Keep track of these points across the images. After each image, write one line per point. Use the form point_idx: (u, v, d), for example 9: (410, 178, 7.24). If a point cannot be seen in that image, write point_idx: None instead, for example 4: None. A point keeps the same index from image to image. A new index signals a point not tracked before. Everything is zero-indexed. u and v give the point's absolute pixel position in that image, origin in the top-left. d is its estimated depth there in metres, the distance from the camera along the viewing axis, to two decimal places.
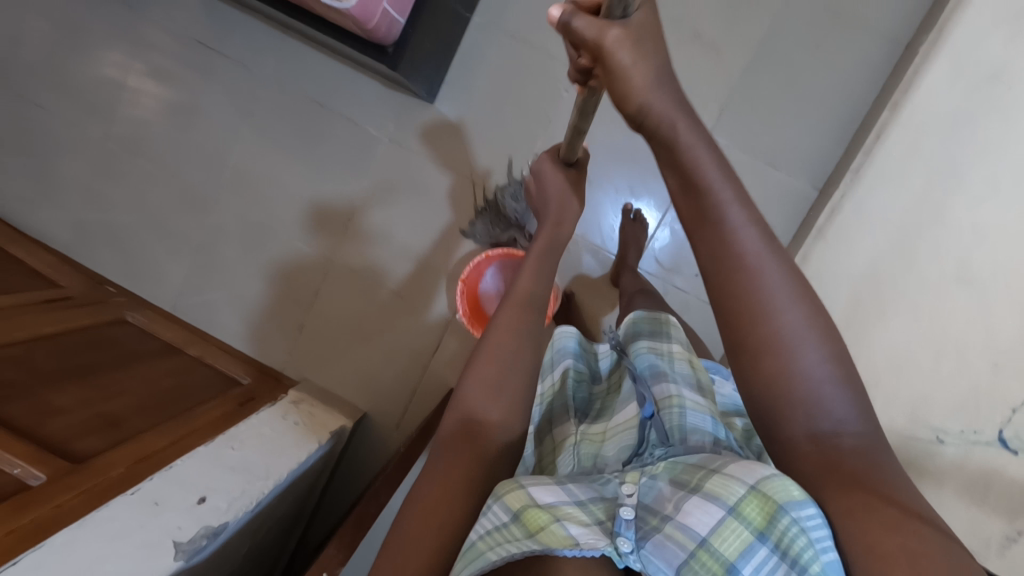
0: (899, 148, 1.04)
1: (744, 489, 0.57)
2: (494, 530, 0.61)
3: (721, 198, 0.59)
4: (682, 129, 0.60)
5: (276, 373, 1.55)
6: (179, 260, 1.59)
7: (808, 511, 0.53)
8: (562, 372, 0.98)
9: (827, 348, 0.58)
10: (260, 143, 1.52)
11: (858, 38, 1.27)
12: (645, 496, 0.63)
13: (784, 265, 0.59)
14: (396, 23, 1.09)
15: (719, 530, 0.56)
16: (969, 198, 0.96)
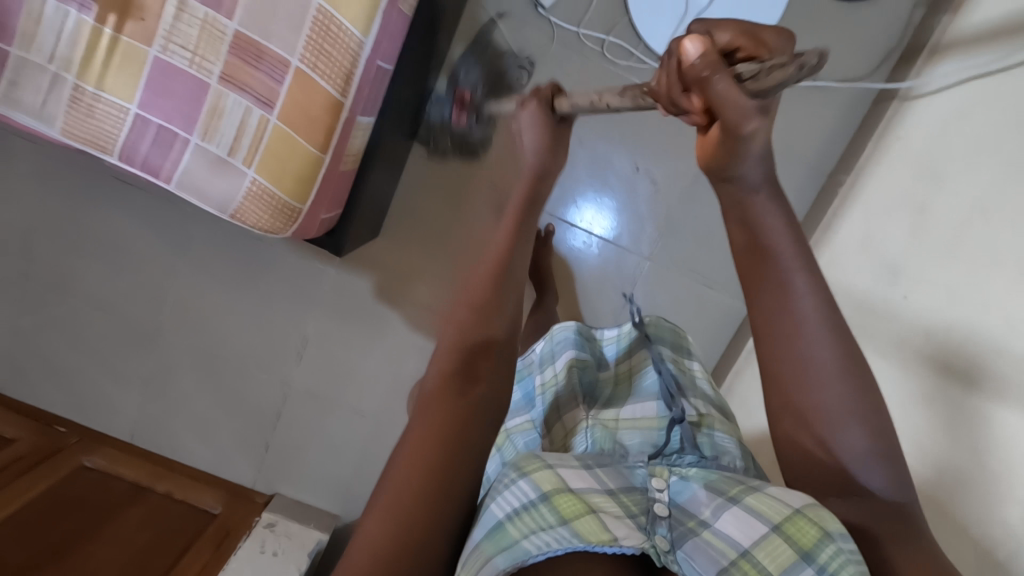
0: (816, 305, 1.20)
1: (789, 511, 0.62)
2: (523, 511, 0.61)
3: (783, 268, 0.64)
4: (760, 198, 0.65)
5: (246, 492, 1.60)
6: (131, 392, 1.57)
7: (846, 543, 0.60)
8: (565, 362, 0.97)
9: (869, 425, 0.62)
10: (199, 276, 1.48)
11: (786, 165, 1.35)
12: (678, 495, 0.68)
13: (826, 319, 0.63)
14: (334, 217, 1.07)
15: (762, 542, 0.62)
16: (887, 349, 1.03)
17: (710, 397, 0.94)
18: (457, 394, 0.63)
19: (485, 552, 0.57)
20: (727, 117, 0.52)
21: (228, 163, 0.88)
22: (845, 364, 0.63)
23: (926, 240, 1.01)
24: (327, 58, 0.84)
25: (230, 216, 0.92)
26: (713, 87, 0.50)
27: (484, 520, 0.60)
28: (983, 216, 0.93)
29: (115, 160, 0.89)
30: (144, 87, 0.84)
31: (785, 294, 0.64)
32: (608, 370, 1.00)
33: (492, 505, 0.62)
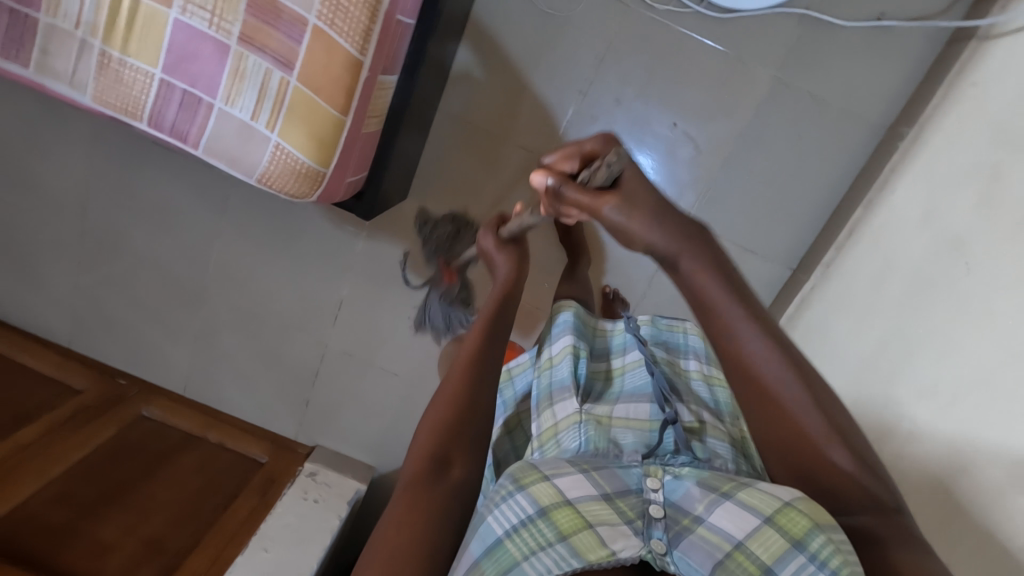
0: (863, 276, 1.13)
1: (779, 504, 0.63)
2: (521, 527, 0.61)
3: (730, 314, 0.64)
4: (686, 257, 0.65)
5: (290, 443, 1.69)
6: (181, 349, 1.66)
7: (839, 533, 0.59)
8: (563, 347, 0.94)
9: (846, 443, 0.63)
10: (238, 239, 1.52)
11: (841, 118, 1.24)
12: (672, 494, 0.68)
13: (771, 350, 0.63)
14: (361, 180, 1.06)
15: (756, 533, 0.62)
16: (929, 356, 0.92)
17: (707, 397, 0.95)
18: (447, 432, 0.72)
19: (485, 569, 0.60)
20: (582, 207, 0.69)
21: (251, 128, 0.87)
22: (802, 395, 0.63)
23: (996, 216, 0.88)
24: (343, 13, 0.81)
25: (257, 180, 0.92)
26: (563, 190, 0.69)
27: (482, 535, 0.62)
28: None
29: (145, 126, 0.90)
30: (166, 50, 0.84)
31: (738, 341, 0.63)
32: (601, 362, 0.98)
33: (490, 519, 0.63)
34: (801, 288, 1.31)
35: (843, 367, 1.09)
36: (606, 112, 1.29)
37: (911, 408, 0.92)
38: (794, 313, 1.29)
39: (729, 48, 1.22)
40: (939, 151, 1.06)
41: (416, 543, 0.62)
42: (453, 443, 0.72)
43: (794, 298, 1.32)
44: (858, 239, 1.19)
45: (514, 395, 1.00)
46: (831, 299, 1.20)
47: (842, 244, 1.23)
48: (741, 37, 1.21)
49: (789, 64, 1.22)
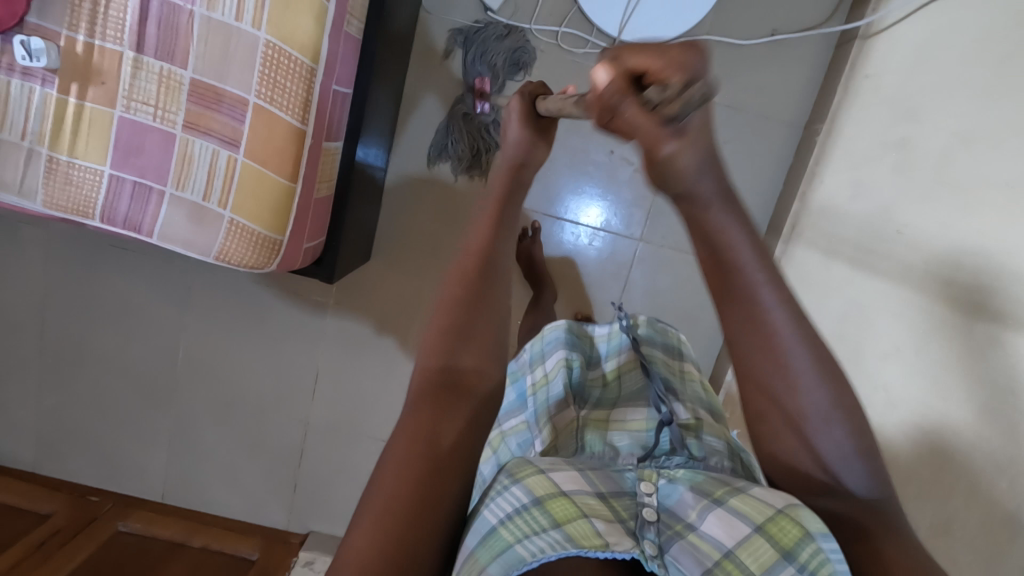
0: (812, 262, 1.19)
1: (771, 511, 0.58)
2: (516, 514, 0.59)
3: (754, 287, 0.58)
4: (714, 209, 0.59)
5: (282, 534, 1.60)
6: (157, 453, 1.59)
7: (830, 544, 0.55)
8: (557, 362, 0.94)
9: (850, 428, 0.57)
10: (205, 327, 1.50)
11: (761, 124, 1.34)
12: (666, 498, 0.64)
13: (793, 318, 0.57)
14: (319, 245, 1.08)
15: (745, 542, 0.57)
16: (890, 311, 0.95)
17: (702, 396, 0.89)
18: (447, 357, 0.65)
19: (479, 560, 0.57)
20: (644, 137, 0.56)
21: (204, 207, 0.89)
22: (817, 385, 0.57)
23: (908, 177, 0.97)
24: (282, 89, 0.86)
25: (214, 258, 0.93)
26: (623, 107, 0.57)
27: (477, 528, 0.60)
28: (960, 146, 0.87)
29: (98, 222, 0.91)
30: (114, 148, 0.87)
31: (757, 317, 0.58)
32: (598, 371, 0.97)
33: (485, 511, 0.61)
34: None
35: None
36: None
37: (879, 368, 0.95)
38: None
39: None
40: (853, 139, 1.16)
41: (422, 487, 0.57)
42: (459, 348, 0.66)
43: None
44: (800, 231, 1.26)
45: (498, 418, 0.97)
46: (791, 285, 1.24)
47: (789, 238, 1.29)
48: None
49: None
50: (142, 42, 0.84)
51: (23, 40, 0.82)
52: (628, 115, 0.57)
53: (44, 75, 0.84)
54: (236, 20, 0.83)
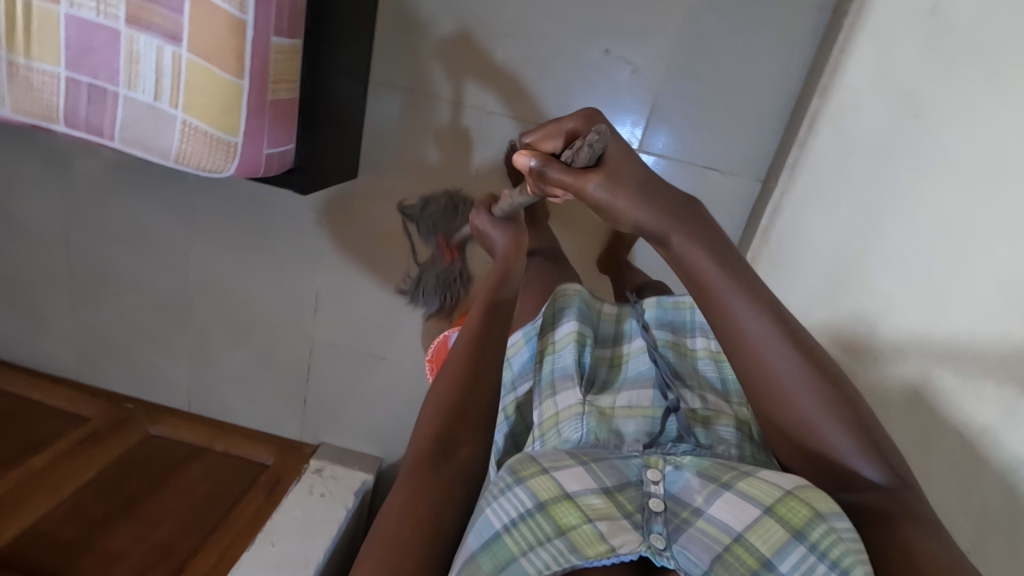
0: (825, 168, 1.05)
1: (780, 492, 0.59)
2: (518, 521, 0.59)
3: (723, 290, 0.63)
4: (681, 240, 0.65)
5: (295, 444, 1.70)
6: (180, 366, 1.70)
7: (840, 521, 0.56)
8: (568, 333, 0.87)
9: (854, 421, 0.60)
10: (210, 248, 1.54)
11: (780, 8, 1.16)
12: (673, 486, 0.63)
13: (788, 343, 0.61)
14: (287, 151, 1.07)
15: (755, 525, 0.58)
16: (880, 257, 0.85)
17: (712, 377, 0.85)
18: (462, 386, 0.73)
19: (482, 567, 0.56)
20: (570, 183, 0.66)
21: (156, 107, 0.88)
22: (814, 382, 0.61)
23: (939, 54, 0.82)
24: None
25: (174, 162, 0.93)
26: (547, 171, 0.68)
27: (479, 532, 0.59)
28: (997, 16, 0.71)
29: (64, 128, 0.93)
30: (65, 47, 0.86)
31: (734, 324, 0.63)
32: (606, 349, 0.91)
33: (488, 513, 0.60)
34: (771, 197, 1.23)
35: (815, 263, 1.02)
36: (539, 49, 1.26)
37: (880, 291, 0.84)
38: (766, 225, 1.22)
39: None
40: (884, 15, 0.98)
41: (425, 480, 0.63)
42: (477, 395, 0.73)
43: (766, 210, 1.23)
44: (818, 132, 1.11)
45: (512, 378, 0.92)
46: (799, 198, 1.12)
47: (804, 141, 1.14)
48: None
49: None
50: None
51: None
52: (556, 175, 0.67)
53: None
54: None
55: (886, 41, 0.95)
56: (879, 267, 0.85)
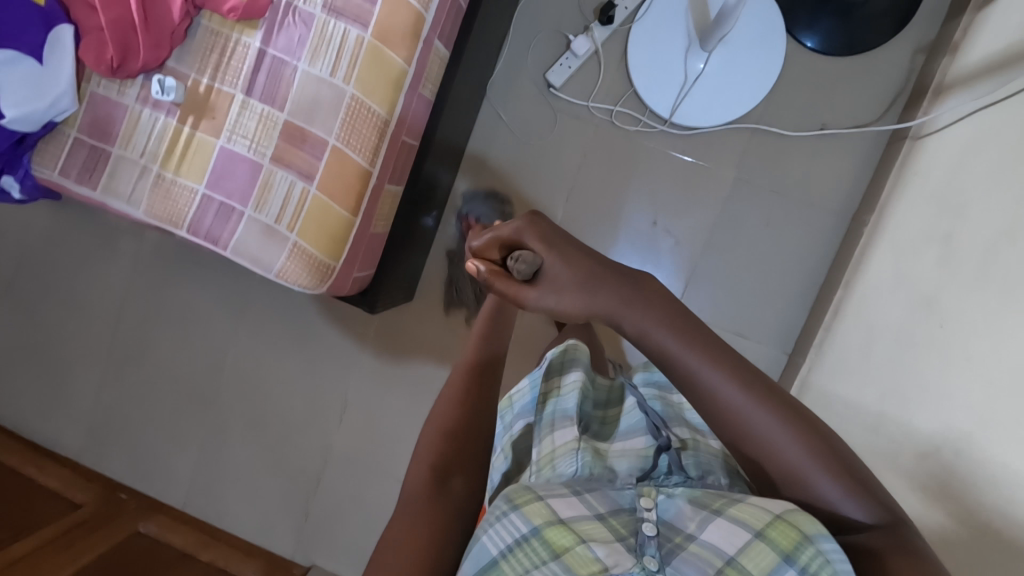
0: (851, 348, 1.15)
1: (769, 516, 0.55)
2: (515, 547, 0.56)
3: (691, 359, 0.63)
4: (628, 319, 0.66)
5: (286, 563, 1.54)
6: (186, 459, 1.62)
7: (828, 544, 0.53)
8: (575, 380, 0.82)
9: (835, 468, 0.59)
10: (253, 342, 1.56)
11: (806, 212, 1.35)
12: (665, 510, 0.59)
13: (752, 400, 0.61)
14: (367, 277, 1.16)
15: (747, 549, 0.54)
16: (920, 444, 0.89)
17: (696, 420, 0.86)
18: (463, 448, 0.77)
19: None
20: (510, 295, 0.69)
21: (274, 229, 1.01)
22: (779, 424, 0.60)
23: (954, 274, 0.95)
24: (358, 135, 0.98)
25: (274, 276, 1.03)
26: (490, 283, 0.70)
27: (477, 556, 0.58)
28: (1008, 245, 0.86)
29: (184, 233, 1.04)
30: (210, 171, 1.01)
31: (708, 391, 0.62)
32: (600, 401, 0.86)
33: (484, 538, 0.58)
34: (801, 368, 1.31)
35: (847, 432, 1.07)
36: (596, 212, 1.41)
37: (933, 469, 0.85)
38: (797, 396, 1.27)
39: (697, 158, 1.36)
40: (897, 236, 1.15)
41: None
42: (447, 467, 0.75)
43: (796, 381, 1.29)
44: (844, 314, 1.23)
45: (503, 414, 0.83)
46: (830, 371, 1.19)
47: (830, 324, 1.26)
48: (706, 148, 1.36)
49: (753, 168, 1.35)
50: (252, 87, 0.99)
51: (160, 78, 0.99)
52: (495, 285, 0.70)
53: (170, 107, 1.01)
54: (331, 75, 0.96)
55: (901, 250, 1.11)
56: (920, 452, 0.88)
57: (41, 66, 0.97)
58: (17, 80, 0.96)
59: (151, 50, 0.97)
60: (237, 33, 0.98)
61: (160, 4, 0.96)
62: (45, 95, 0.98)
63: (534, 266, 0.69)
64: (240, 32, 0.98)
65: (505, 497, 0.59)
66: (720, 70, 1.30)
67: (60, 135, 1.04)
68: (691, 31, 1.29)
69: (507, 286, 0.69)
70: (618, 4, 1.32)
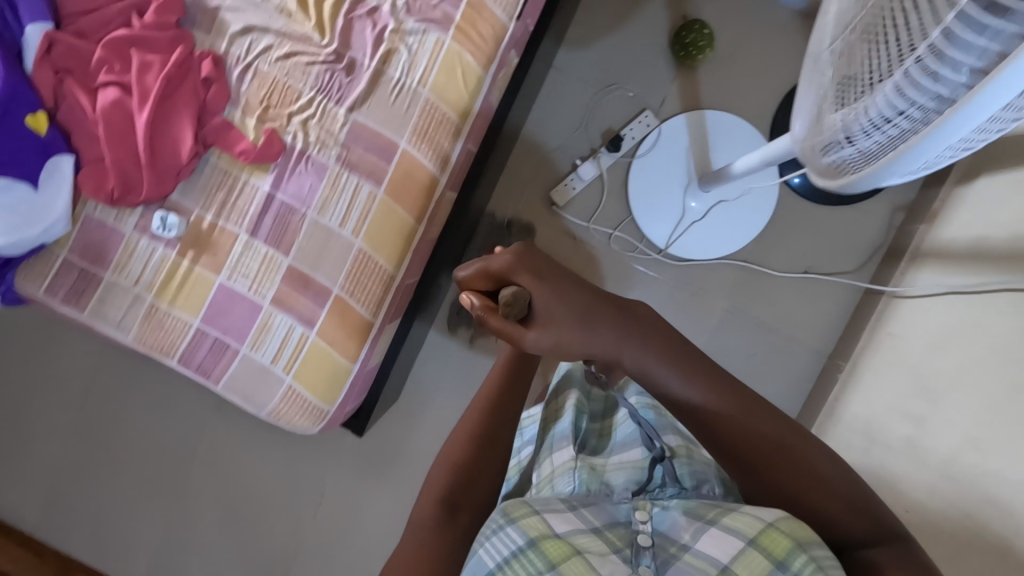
0: (858, 440, 1.15)
1: (762, 525, 0.51)
2: (512, 559, 0.50)
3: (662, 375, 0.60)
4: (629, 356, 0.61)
5: None
6: (125, 560, 1.46)
7: (819, 553, 0.50)
8: (567, 400, 0.79)
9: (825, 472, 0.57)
10: (214, 434, 1.46)
11: (786, 349, 1.39)
12: (660, 521, 0.55)
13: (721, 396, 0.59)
14: (355, 407, 1.13)
15: (742, 558, 0.50)
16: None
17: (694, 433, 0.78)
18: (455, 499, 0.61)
19: None
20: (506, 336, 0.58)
21: (270, 370, 1.00)
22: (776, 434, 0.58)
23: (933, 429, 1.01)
24: (363, 287, 0.98)
25: (265, 413, 1.02)
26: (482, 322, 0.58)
27: (473, 571, 0.51)
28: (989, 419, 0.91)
29: (174, 363, 1.02)
30: (207, 306, 0.99)
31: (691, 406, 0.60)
32: (596, 421, 0.81)
33: (481, 551, 0.52)
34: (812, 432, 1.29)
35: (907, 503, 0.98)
36: None
37: None
38: None
39: (686, 286, 1.40)
40: (867, 395, 1.20)
41: None
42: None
43: None
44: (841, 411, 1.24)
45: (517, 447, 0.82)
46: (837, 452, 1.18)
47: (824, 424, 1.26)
48: (696, 277, 1.39)
49: (737, 301, 1.40)
50: (257, 228, 0.98)
51: (161, 214, 0.97)
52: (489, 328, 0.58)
53: (170, 240, 0.99)
54: (340, 226, 0.96)
55: (875, 404, 1.17)
56: None
57: (35, 192, 0.93)
58: (5, 208, 0.91)
59: (156, 186, 0.95)
60: (247, 174, 0.97)
61: (168, 143, 0.94)
62: (38, 222, 0.93)
63: (526, 306, 0.58)
64: (249, 174, 0.97)
65: (500, 510, 0.53)
66: (716, 219, 1.35)
67: (48, 255, 1.00)
68: (691, 172, 1.34)
69: (498, 328, 0.58)
70: (627, 134, 1.35)
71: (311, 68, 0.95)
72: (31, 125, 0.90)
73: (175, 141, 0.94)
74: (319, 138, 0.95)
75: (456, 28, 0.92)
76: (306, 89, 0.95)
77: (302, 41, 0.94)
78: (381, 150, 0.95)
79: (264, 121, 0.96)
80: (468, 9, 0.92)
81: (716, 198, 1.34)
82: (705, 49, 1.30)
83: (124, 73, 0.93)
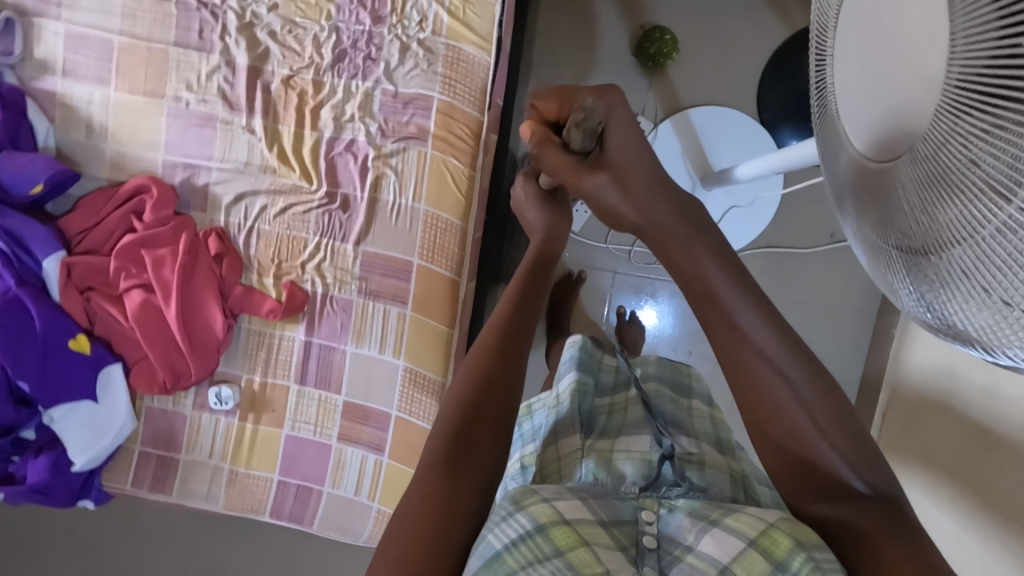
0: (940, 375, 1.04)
1: (764, 524, 0.45)
2: (520, 542, 0.43)
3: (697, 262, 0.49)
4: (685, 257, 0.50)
5: None
6: None
7: (824, 555, 0.44)
8: (570, 380, 0.76)
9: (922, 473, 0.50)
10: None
11: (829, 319, 1.35)
12: (666, 524, 0.48)
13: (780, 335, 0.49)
14: None
15: (741, 559, 0.44)
16: None
17: (709, 432, 0.75)
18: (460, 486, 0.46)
19: None
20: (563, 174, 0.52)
21: (355, 498, 1.03)
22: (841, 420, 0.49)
23: None
24: (418, 403, 1.00)
25: (362, 540, 1.06)
26: (542, 155, 0.52)
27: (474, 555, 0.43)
28: None
29: (267, 517, 1.06)
30: (282, 459, 1.03)
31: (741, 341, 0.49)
32: (604, 397, 0.77)
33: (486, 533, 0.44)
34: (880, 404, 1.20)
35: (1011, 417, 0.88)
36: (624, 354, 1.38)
37: None
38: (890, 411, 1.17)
39: None
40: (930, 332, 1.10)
41: None
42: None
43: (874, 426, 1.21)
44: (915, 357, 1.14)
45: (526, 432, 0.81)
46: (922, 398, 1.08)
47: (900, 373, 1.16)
48: None
49: (770, 284, 1.35)
50: (305, 376, 1.01)
51: (215, 390, 1.01)
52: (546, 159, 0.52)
53: (228, 410, 1.03)
54: (380, 352, 0.99)
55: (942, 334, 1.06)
56: None
57: (96, 403, 0.98)
58: (78, 429, 0.97)
59: (202, 365, 0.98)
60: (280, 329, 1.00)
61: (201, 324, 0.98)
62: (108, 429, 0.99)
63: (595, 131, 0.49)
64: (282, 328, 1.00)
65: (505, 495, 0.46)
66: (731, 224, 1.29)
67: (125, 452, 1.05)
68: (692, 174, 1.29)
69: (559, 157, 0.51)
70: None
71: (310, 215, 0.97)
72: (75, 347, 0.94)
73: (207, 321, 0.98)
74: (336, 278, 0.98)
75: (433, 137, 0.93)
76: (310, 236, 0.97)
77: (293, 192, 0.96)
78: (397, 271, 0.97)
79: (282, 276, 0.98)
80: (440, 116, 0.92)
81: (727, 203, 1.28)
82: (672, 53, 1.26)
83: (142, 273, 0.96)
